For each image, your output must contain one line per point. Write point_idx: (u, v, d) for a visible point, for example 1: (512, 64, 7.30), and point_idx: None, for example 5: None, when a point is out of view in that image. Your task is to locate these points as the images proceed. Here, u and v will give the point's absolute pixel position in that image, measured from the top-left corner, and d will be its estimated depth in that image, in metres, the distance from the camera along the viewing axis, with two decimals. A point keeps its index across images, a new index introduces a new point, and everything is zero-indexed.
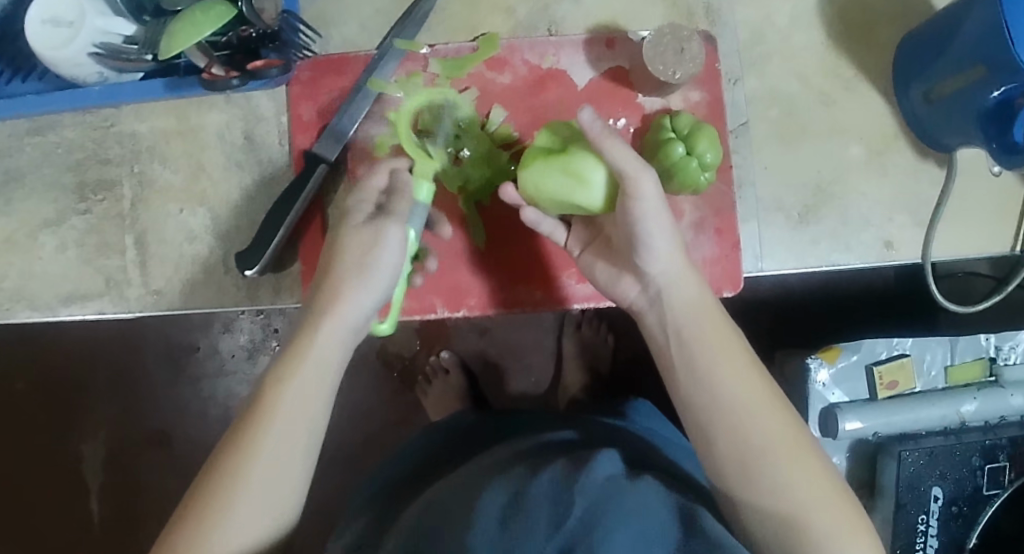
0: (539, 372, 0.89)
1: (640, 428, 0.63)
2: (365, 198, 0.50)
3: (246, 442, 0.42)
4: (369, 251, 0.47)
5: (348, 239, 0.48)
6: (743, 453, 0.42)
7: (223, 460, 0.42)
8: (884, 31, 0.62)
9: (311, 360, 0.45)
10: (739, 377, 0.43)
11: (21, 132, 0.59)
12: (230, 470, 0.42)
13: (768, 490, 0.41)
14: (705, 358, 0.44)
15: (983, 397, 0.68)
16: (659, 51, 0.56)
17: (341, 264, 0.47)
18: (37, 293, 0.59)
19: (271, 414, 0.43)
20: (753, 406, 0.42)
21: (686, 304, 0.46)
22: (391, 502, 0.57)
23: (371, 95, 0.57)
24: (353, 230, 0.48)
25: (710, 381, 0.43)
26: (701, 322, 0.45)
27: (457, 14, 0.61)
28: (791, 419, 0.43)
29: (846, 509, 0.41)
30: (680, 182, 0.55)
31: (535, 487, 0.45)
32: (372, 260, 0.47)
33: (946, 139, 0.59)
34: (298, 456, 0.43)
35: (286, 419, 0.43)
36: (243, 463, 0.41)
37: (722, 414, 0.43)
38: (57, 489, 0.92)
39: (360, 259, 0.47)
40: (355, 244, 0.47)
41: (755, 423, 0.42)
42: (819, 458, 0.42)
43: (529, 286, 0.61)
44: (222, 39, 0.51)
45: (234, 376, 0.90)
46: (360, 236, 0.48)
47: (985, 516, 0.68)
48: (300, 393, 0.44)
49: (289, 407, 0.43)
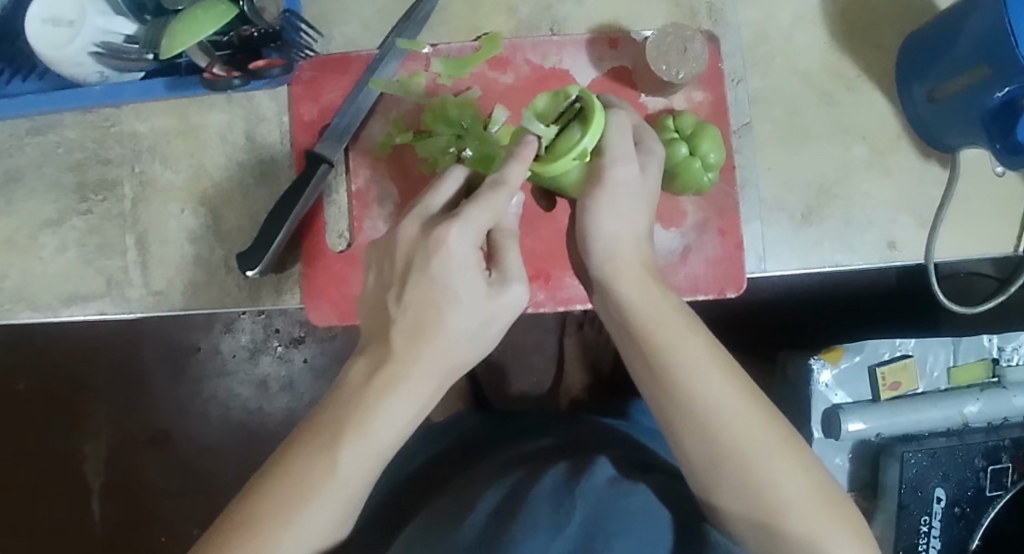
0: (541, 372, 0.90)
1: (635, 425, 0.64)
2: (471, 243, 0.39)
3: (285, 518, 0.36)
4: (471, 328, 0.40)
5: (459, 316, 0.39)
6: (711, 453, 0.41)
7: (249, 524, 0.36)
8: (887, 31, 0.62)
9: (382, 436, 0.38)
10: (699, 378, 0.41)
11: (22, 132, 0.59)
12: (254, 548, 0.36)
13: (745, 493, 0.40)
14: (662, 355, 0.42)
15: (986, 398, 0.67)
16: (662, 50, 0.55)
17: (448, 319, 0.39)
18: (38, 293, 0.59)
19: (324, 497, 0.37)
20: (722, 407, 0.41)
21: (633, 299, 0.43)
22: (394, 503, 0.57)
23: (372, 94, 0.57)
24: (465, 299, 0.40)
25: (670, 386, 0.41)
26: (657, 317, 0.42)
27: (459, 13, 0.61)
28: (759, 407, 0.41)
29: (824, 503, 0.41)
30: (682, 182, 0.55)
31: (539, 487, 0.46)
32: (481, 316, 0.40)
33: (949, 140, 0.59)
34: (355, 494, 0.38)
35: (336, 505, 0.38)
36: (299, 497, 0.37)
37: (690, 418, 0.41)
38: (59, 488, 0.92)
39: (462, 345, 0.40)
40: (462, 321, 0.40)
41: (723, 425, 0.40)
42: (795, 453, 0.41)
43: (531, 285, 0.60)
44: (223, 38, 0.50)
45: (236, 376, 0.90)
46: (474, 314, 0.40)
47: (988, 517, 0.68)
48: (355, 477, 0.38)
49: (340, 492, 0.38)
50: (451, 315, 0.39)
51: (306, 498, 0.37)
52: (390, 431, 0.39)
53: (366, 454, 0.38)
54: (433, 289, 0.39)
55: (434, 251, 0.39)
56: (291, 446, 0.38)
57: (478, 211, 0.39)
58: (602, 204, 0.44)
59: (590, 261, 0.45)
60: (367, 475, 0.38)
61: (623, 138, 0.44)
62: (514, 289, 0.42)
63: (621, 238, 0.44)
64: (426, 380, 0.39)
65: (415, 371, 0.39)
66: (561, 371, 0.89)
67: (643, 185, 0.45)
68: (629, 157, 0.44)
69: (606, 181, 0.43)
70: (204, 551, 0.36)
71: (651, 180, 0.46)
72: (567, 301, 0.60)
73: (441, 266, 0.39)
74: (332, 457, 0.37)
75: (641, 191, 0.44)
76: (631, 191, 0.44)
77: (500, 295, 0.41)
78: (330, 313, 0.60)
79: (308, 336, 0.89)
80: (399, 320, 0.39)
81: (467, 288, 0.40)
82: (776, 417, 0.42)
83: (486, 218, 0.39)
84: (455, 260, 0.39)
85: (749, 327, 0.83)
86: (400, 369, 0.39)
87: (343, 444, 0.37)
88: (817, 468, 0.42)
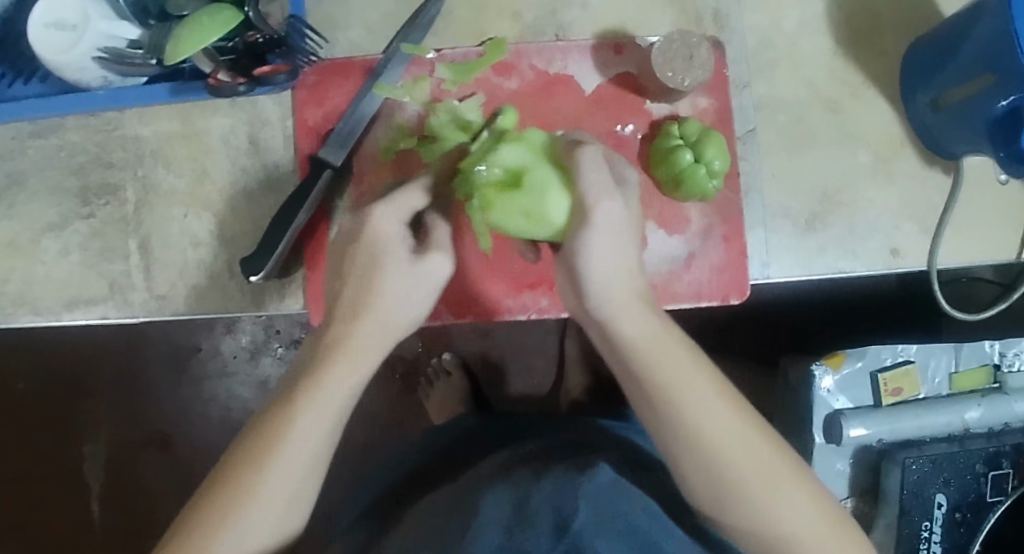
0: (541, 374, 0.89)
1: (637, 428, 0.63)
2: (398, 219, 0.44)
3: (259, 463, 0.40)
4: (404, 297, 0.44)
5: (388, 281, 0.43)
6: (716, 484, 0.41)
7: (230, 473, 0.40)
8: (892, 36, 0.62)
9: (337, 388, 0.42)
10: (704, 414, 0.41)
11: (24, 136, 0.59)
12: (234, 489, 0.39)
13: (749, 515, 0.41)
14: (661, 391, 0.41)
15: (988, 404, 0.68)
16: (668, 57, 0.55)
17: (379, 281, 0.43)
18: (40, 298, 0.59)
19: (287, 440, 0.40)
20: (728, 440, 0.40)
21: (635, 334, 0.42)
22: (391, 503, 0.57)
23: (377, 99, 0.57)
24: (392, 266, 0.43)
25: (673, 419, 0.41)
26: (657, 349, 0.42)
27: (464, 18, 0.61)
28: (759, 431, 0.42)
29: (826, 518, 0.42)
30: (688, 188, 0.56)
31: (538, 490, 0.45)
32: (412, 279, 0.44)
33: (953, 147, 0.59)
34: (320, 444, 0.41)
35: (289, 464, 0.40)
36: (271, 442, 0.40)
37: (694, 451, 0.41)
38: (59, 487, 0.92)
39: (396, 310, 0.44)
40: (391, 287, 0.43)
41: (728, 458, 0.40)
42: (797, 474, 0.42)
43: (535, 291, 0.60)
44: (228, 44, 0.49)
45: (237, 376, 0.90)
46: (399, 277, 0.43)
47: (988, 522, 0.68)
48: (316, 424, 0.41)
49: (306, 440, 0.40)
50: (376, 273, 0.43)
51: (262, 460, 0.40)
52: (344, 385, 0.42)
53: (324, 403, 0.41)
54: (359, 258, 0.43)
55: (362, 226, 0.43)
56: (266, 408, 0.42)
57: (400, 193, 0.44)
58: (592, 248, 0.41)
59: (586, 302, 0.42)
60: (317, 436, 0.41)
61: (600, 176, 0.41)
62: (437, 257, 0.44)
63: (619, 269, 0.42)
64: (367, 342, 0.43)
65: (360, 325, 0.43)
66: (562, 374, 0.89)
67: (628, 222, 0.42)
68: (611, 192, 0.41)
69: (592, 224, 0.41)
70: (201, 503, 0.40)
71: (635, 210, 0.43)
72: (570, 307, 0.60)
73: (368, 237, 0.43)
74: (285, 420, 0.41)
75: (627, 228, 0.42)
76: (620, 226, 0.41)
77: (426, 261, 0.44)
78: None
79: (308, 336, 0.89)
80: (342, 290, 0.43)
81: (389, 256, 0.43)
82: (775, 439, 0.42)
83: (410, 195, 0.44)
84: (379, 231, 0.43)
85: (750, 333, 0.83)
86: (345, 326, 0.43)
87: (303, 399, 0.41)
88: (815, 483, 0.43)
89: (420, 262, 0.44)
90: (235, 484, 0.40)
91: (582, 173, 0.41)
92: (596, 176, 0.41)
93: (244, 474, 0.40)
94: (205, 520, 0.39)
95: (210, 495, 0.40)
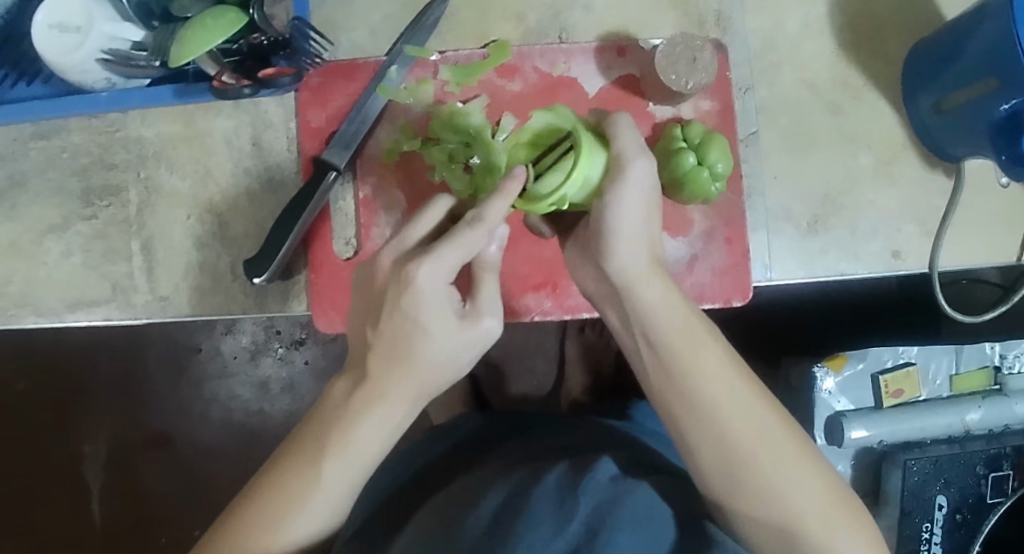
0: (542, 375, 0.89)
1: (641, 428, 0.64)
2: (443, 281, 0.41)
3: (295, 500, 0.41)
4: (448, 361, 0.43)
5: (435, 350, 0.42)
6: (727, 456, 0.41)
7: (266, 500, 0.42)
8: (893, 40, 0.62)
9: (369, 440, 0.42)
10: (717, 383, 0.42)
11: (27, 137, 0.59)
12: (271, 517, 0.41)
13: (758, 498, 0.41)
14: (673, 360, 0.43)
15: (988, 406, 0.68)
16: (672, 59, 0.55)
17: (419, 345, 0.42)
18: (42, 299, 0.59)
19: (323, 482, 0.42)
20: (740, 411, 0.41)
21: (654, 302, 0.43)
22: (396, 503, 0.57)
23: (380, 101, 0.57)
24: (440, 335, 0.42)
25: (685, 386, 0.42)
26: (673, 320, 0.43)
27: (467, 20, 0.61)
28: (772, 411, 0.42)
29: (839, 506, 0.41)
30: (690, 191, 0.56)
31: (541, 486, 0.46)
32: (453, 341, 0.43)
33: (955, 150, 0.59)
34: (351, 482, 0.43)
35: (322, 508, 0.42)
36: (307, 481, 0.42)
37: (705, 421, 0.42)
38: (61, 489, 0.92)
39: (441, 369, 0.43)
40: (436, 351, 0.42)
41: (739, 430, 0.41)
42: (808, 454, 0.42)
43: (538, 293, 0.61)
44: (232, 46, 0.50)
45: (237, 377, 0.90)
46: (447, 344, 0.42)
47: (988, 524, 0.68)
48: (350, 468, 0.42)
49: (340, 481, 0.42)
50: (414, 340, 0.41)
51: (294, 504, 0.41)
52: (377, 434, 0.43)
53: (359, 450, 0.42)
54: (403, 323, 0.41)
55: (405, 289, 0.40)
56: (302, 436, 0.43)
57: (445, 248, 0.40)
58: (620, 204, 0.43)
59: (607, 266, 0.44)
60: (349, 481, 0.42)
61: (635, 137, 0.44)
62: (488, 322, 0.44)
63: (638, 235, 0.43)
64: (401, 397, 0.43)
65: (397, 383, 0.42)
66: (563, 374, 0.88)
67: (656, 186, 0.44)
68: (641, 152, 0.43)
69: (622, 176, 0.43)
70: (239, 518, 0.42)
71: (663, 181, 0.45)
72: (573, 310, 0.61)
73: (410, 302, 0.40)
74: (317, 470, 0.41)
75: (653, 191, 0.44)
76: (648, 188, 0.43)
77: (471, 327, 0.43)
78: (338, 321, 0.59)
79: (309, 337, 0.89)
80: (378, 342, 0.42)
81: (440, 326, 0.42)
82: (789, 423, 0.43)
83: (456, 255, 0.41)
84: (428, 298, 0.41)
85: (750, 335, 0.83)
86: (381, 381, 0.42)
87: (339, 446, 0.42)
88: (829, 471, 0.42)
89: (469, 326, 0.43)
90: (271, 515, 0.41)
91: (619, 131, 0.44)
92: (627, 129, 0.44)
93: (280, 506, 0.41)
94: (242, 539, 0.41)
95: (249, 518, 0.42)
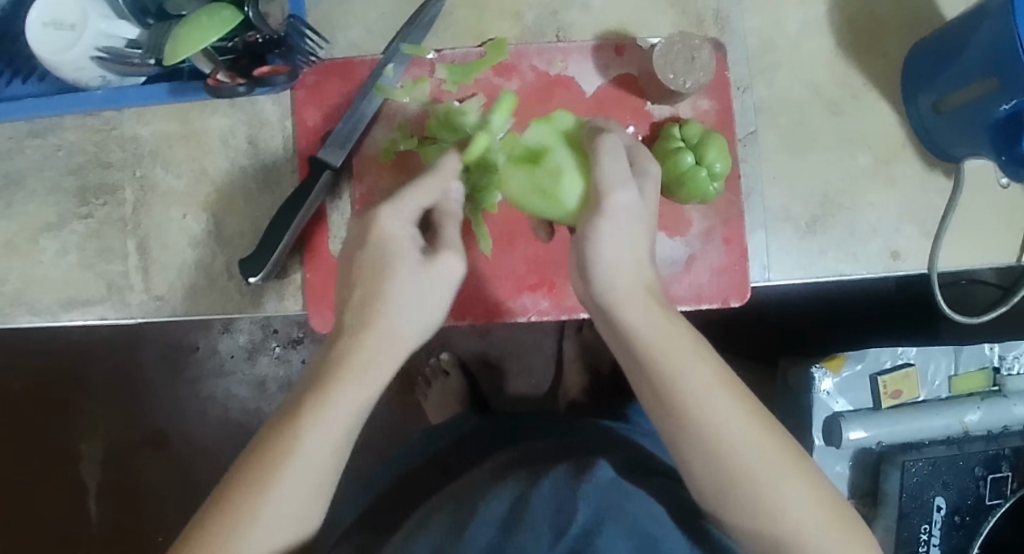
0: (541, 374, 0.89)
1: (635, 427, 0.63)
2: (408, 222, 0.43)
3: (287, 452, 0.38)
4: (418, 306, 0.42)
5: (402, 290, 0.41)
6: (723, 479, 0.40)
7: (254, 459, 0.38)
8: (892, 39, 0.62)
9: (358, 389, 0.40)
10: (710, 406, 0.40)
11: (22, 135, 0.59)
12: (259, 473, 0.37)
13: (753, 519, 0.40)
14: (666, 382, 0.41)
15: (988, 406, 0.68)
16: (669, 59, 0.55)
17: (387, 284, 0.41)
18: (37, 298, 0.59)
19: (312, 431, 0.38)
20: (729, 433, 0.40)
21: (640, 329, 0.42)
22: (389, 510, 0.56)
23: (377, 99, 0.56)
24: (403, 274, 0.42)
25: (676, 410, 0.41)
26: (663, 342, 0.41)
27: (465, 18, 0.61)
28: (767, 430, 0.41)
29: (835, 522, 0.41)
30: (688, 190, 0.55)
31: (536, 492, 0.44)
32: (420, 281, 0.42)
33: (953, 149, 0.58)
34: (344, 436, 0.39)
35: (314, 460, 0.38)
36: (294, 430, 0.38)
37: (701, 445, 0.40)
38: (57, 489, 0.92)
39: (409, 314, 0.42)
40: (405, 299, 0.42)
41: (735, 453, 0.40)
42: (804, 471, 0.41)
43: (535, 294, 0.60)
44: (228, 43, 0.49)
45: (234, 376, 0.90)
46: (412, 281, 0.42)
47: (987, 525, 0.68)
48: (342, 415, 0.39)
49: (331, 433, 0.38)
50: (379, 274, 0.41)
51: (284, 456, 0.38)
52: (365, 384, 0.40)
53: (348, 398, 0.39)
54: (373, 260, 0.42)
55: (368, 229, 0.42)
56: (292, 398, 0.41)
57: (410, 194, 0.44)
58: (602, 236, 0.42)
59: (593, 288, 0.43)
60: (336, 438, 0.39)
61: (617, 164, 0.44)
62: (448, 258, 0.43)
63: (619, 267, 0.42)
64: (383, 348, 0.41)
65: (376, 325, 0.41)
66: (561, 373, 0.88)
67: (642, 211, 0.44)
68: (625, 180, 0.43)
69: (604, 212, 0.42)
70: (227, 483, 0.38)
71: (650, 201, 0.45)
72: (571, 309, 0.60)
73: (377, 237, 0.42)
74: (302, 416, 0.38)
75: (643, 215, 0.43)
76: (632, 214, 0.43)
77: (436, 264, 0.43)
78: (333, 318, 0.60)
79: (306, 336, 0.89)
80: (349, 297, 0.42)
81: (404, 260, 0.42)
82: (784, 441, 0.42)
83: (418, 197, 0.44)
84: (392, 236, 0.42)
85: (750, 337, 0.83)
86: (360, 327, 0.41)
87: (331, 390, 0.39)
88: (825, 484, 0.42)
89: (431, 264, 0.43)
90: (261, 472, 0.37)
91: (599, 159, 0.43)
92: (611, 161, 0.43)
93: (269, 460, 0.37)
94: (229, 501, 0.37)
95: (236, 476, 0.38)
